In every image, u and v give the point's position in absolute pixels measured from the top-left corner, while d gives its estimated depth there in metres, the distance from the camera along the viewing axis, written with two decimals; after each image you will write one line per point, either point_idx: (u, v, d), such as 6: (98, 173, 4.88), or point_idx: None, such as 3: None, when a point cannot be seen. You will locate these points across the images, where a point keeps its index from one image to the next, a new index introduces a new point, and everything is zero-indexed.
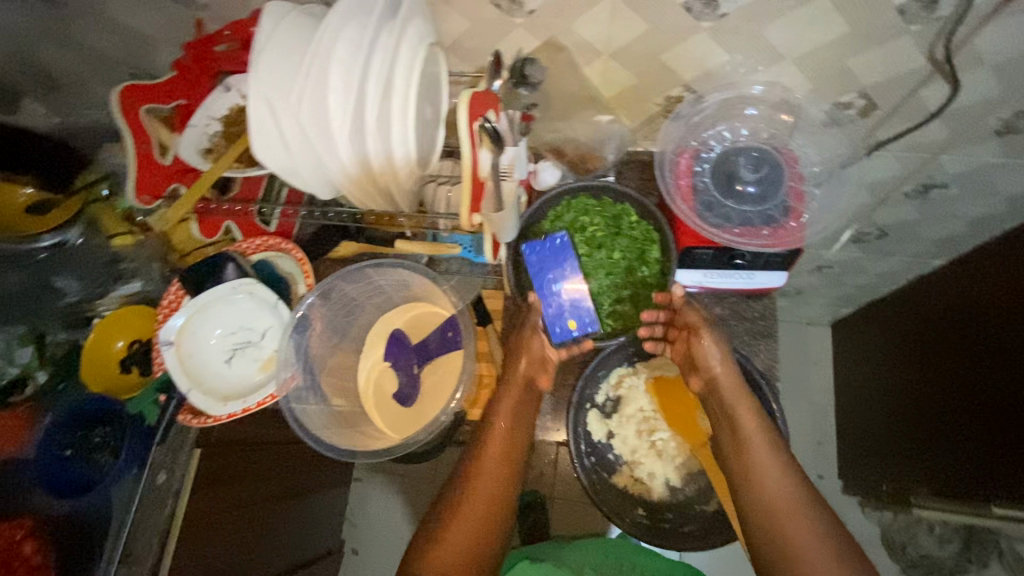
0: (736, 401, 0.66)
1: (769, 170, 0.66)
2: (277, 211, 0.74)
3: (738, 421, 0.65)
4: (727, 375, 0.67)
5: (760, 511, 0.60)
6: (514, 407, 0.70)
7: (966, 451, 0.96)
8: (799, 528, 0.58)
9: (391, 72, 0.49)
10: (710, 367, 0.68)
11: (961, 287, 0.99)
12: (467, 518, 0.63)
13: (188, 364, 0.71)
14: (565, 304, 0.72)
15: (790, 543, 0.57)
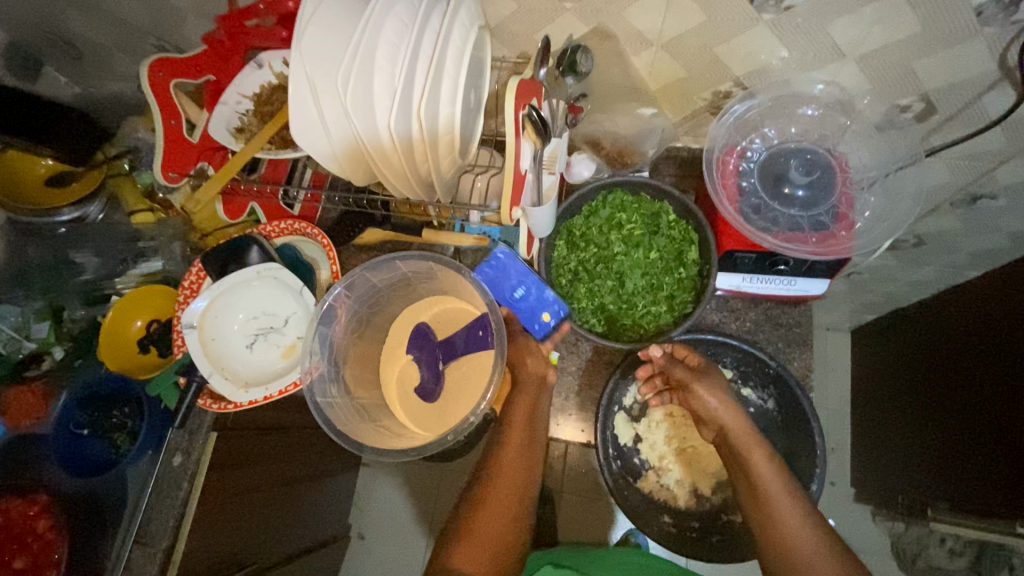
0: (748, 446, 0.65)
1: (821, 174, 0.64)
2: (302, 193, 0.72)
3: (752, 468, 0.64)
4: (733, 420, 0.67)
5: (778, 555, 0.60)
6: (528, 413, 0.70)
7: (987, 468, 0.94)
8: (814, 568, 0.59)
9: (441, 56, 0.47)
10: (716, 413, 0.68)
11: (992, 302, 0.96)
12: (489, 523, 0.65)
13: (211, 348, 0.69)
14: (534, 301, 0.71)
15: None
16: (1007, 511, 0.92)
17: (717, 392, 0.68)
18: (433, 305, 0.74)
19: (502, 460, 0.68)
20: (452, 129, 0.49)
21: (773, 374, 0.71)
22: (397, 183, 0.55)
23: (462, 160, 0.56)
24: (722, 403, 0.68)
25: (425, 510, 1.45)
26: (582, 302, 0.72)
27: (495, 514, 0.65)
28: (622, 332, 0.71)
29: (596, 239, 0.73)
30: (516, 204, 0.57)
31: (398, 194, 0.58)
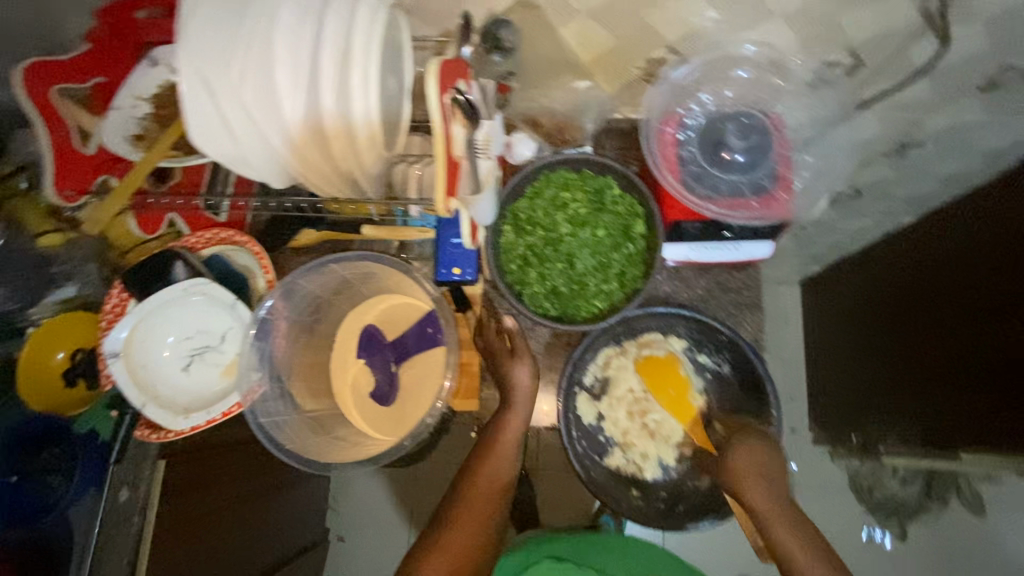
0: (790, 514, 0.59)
1: (758, 138, 0.64)
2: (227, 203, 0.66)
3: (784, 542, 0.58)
4: (776, 484, 0.60)
5: None
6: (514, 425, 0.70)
7: (929, 401, 1.00)
8: None
9: (347, 40, 0.42)
10: (760, 472, 0.61)
11: (929, 243, 0.99)
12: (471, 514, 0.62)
13: (141, 375, 0.64)
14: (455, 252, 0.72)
15: None
16: (957, 438, 0.97)
17: (759, 449, 0.63)
18: (376, 305, 0.70)
19: (485, 448, 0.68)
20: (371, 123, 0.44)
21: (724, 339, 0.72)
22: (320, 181, 0.51)
23: (389, 154, 0.53)
24: (758, 459, 0.62)
25: (403, 503, 1.44)
26: (534, 288, 0.70)
27: (473, 491, 0.64)
28: (577, 314, 0.70)
29: (542, 220, 0.71)
30: (451, 193, 0.53)
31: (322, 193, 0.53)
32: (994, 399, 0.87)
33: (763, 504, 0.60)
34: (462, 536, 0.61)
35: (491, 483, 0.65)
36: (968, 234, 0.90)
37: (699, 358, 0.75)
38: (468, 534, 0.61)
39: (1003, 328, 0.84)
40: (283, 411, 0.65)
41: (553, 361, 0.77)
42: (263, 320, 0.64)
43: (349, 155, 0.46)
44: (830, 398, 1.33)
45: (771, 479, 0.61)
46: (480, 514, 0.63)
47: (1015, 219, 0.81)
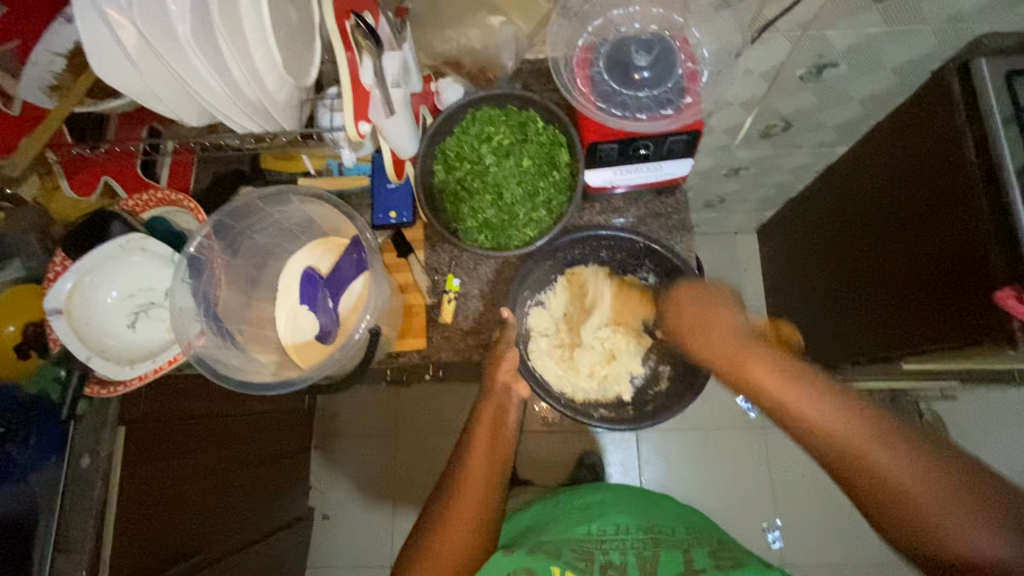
0: (804, 396, 0.60)
1: (661, 53, 0.67)
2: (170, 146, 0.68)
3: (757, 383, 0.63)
4: (783, 383, 0.62)
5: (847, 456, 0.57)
6: (493, 419, 0.75)
7: (874, 314, 1.03)
8: (893, 464, 0.55)
9: None
10: (766, 378, 0.63)
11: (872, 161, 1.02)
12: (474, 492, 0.70)
13: (86, 331, 0.66)
14: (389, 195, 0.76)
15: (885, 477, 0.55)
16: (888, 350, 1.01)
17: (762, 357, 0.64)
18: (314, 249, 0.71)
19: (479, 437, 0.74)
20: (265, 40, 0.48)
21: (646, 251, 0.76)
22: (230, 113, 0.53)
23: (298, 85, 0.55)
24: (760, 360, 0.64)
25: (386, 475, 1.46)
26: (467, 221, 0.73)
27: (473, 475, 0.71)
28: (510, 243, 0.73)
29: (469, 155, 0.73)
30: (362, 118, 0.56)
31: (235, 129, 0.56)
32: (920, 306, 0.91)
33: (783, 400, 0.61)
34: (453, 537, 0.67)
35: (477, 482, 0.70)
36: (906, 147, 0.92)
37: (631, 278, 0.80)
38: (461, 532, 0.67)
39: (928, 235, 0.88)
40: (223, 350, 0.67)
41: (495, 297, 0.79)
42: (193, 257, 0.66)
43: (251, 78, 0.49)
44: (795, 335, 1.36)
45: (781, 383, 0.62)
46: (467, 517, 0.68)
47: (942, 127, 0.84)
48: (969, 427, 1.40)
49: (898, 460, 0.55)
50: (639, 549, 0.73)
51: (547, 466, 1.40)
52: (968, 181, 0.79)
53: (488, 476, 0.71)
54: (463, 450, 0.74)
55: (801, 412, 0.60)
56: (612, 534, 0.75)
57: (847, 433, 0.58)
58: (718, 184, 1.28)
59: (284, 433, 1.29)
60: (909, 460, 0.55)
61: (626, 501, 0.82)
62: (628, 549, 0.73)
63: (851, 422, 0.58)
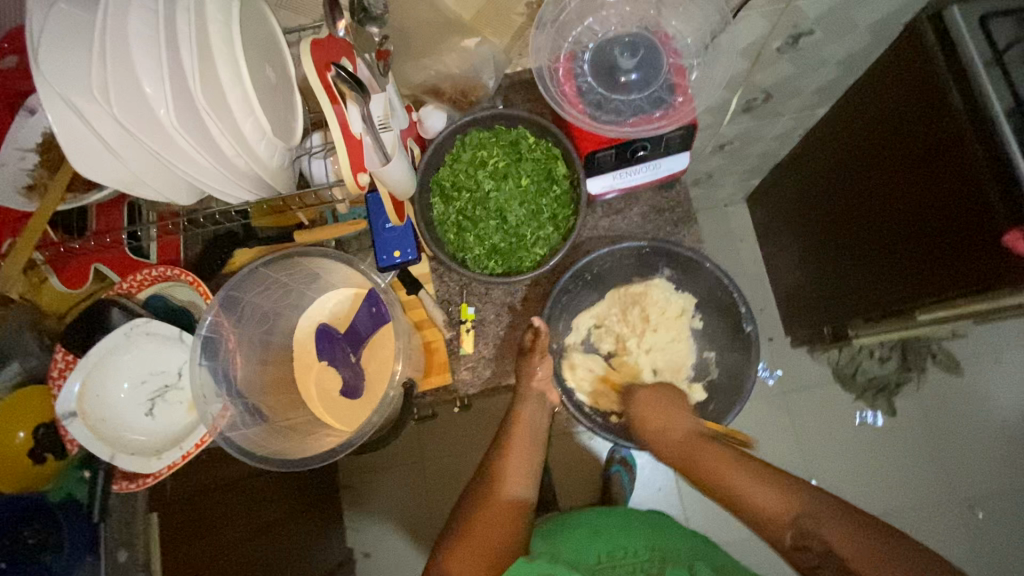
0: (737, 478, 0.67)
1: (646, 52, 0.66)
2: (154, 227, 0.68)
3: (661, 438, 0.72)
4: (718, 468, 0.68)
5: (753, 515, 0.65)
6: (526, 442, 0.75)
7: (884, 271, 1.02)
8: (759, 487, 0.66)
9: (202, 33, 0.41)
10: (681, 448, 0.71)
11: (856, 119, 1.02)
12: (497, 516, 0.68)
13: (103, 429, 0.64)
14: (394, 234, 0.70)
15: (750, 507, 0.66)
16: (905, 304, 1.00)
17: (677, 435, 0.72)
18: (328, 303, 0.70)
19: (505, 454, 0.74)
20: (252, 109, 0.44)
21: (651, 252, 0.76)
22: (223, 186, 0.50)
23: (287, 145, 0.52)
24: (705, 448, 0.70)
25: (420, 503, 1.45)
26: (475, 250, 0.71)
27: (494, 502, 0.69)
28: (522, 264, 0.71)
29: (467, 183, 0.72)
30: (358, 169, 0.54)
31: (230, 201, 0.53)
32: (933, 257, 0.90)
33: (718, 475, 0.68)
34: (491, 533, 0.66)
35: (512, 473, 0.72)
36: (888, 102, 0.93)
37: (648, 282, 0.79)
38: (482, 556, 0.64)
39: (927, 185, 0.88)
40: (249, 423, 0.65)
41: (512, 319, 0.78)
42: (205, 338, 0.62)
43: (239, 150, 0.46)
44: (801, 299, 1.36)
45: (715, 470, 0.68)
46: (500, 514, 0.68)
47: (923, 78, 0.85)
48: (980, 360, 1.42)
49: (817, 521, 0.61)
50: (648, 569, 0.69)
51: (580, 468, 1.39)
52: (958, 126, 0.80)
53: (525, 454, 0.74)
54: (486, 473, 0.73)
55: (731, 485, 0.67)
56: (621, 557, 0.72)
57: (788, 516, 0.63)
58: (705, 162, 1.27)
59: (311, 481, 1.26)
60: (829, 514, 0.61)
61: (635, 524, 0.78)
62: (637, 569, 0.70)
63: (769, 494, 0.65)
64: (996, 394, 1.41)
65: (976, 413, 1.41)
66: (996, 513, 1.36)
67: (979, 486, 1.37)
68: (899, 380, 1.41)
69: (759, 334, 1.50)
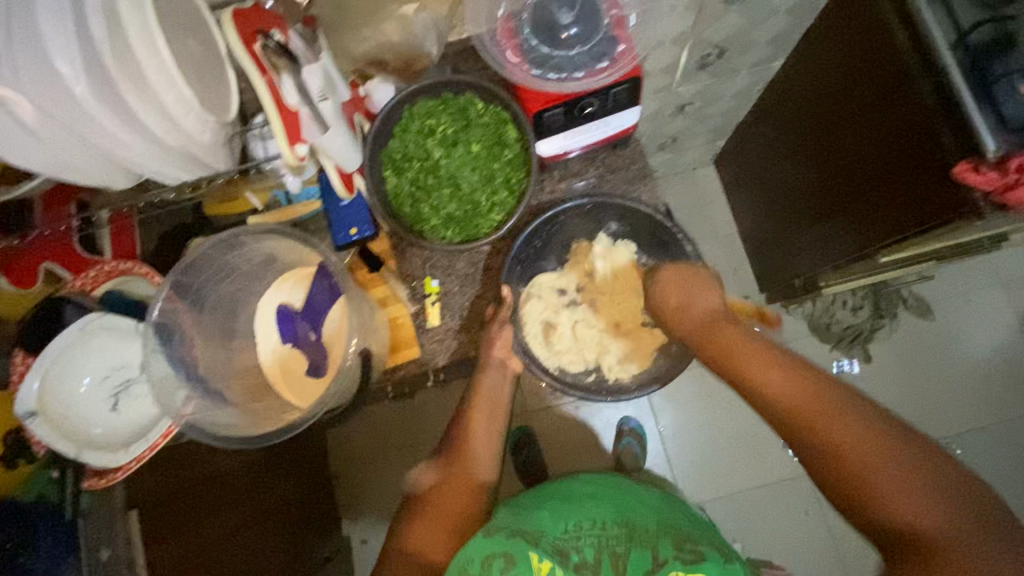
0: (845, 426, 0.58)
1: (584, 6, 0.65)
2: (105, 212, 0.67)
3: (734, 355, 0.67)
4: (806, 398, 0.61)
5: (848, 464, 0.56)
6: (487, 416, 0.76)
7: (848, 217, 1.03)
8: (879, 453, 0.55)
9: (114, 5, 0.40)
10: (776, 399, 0.62)
11: (811, 67, 1.02)
12: (458, 491, 0.71)
13: (68, 427, 0.63)
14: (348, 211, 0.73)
15: (858, 487, 0.56)
16: (869, 248, 1.01)
17: (767, 363, 0.64)
18: (285, 282, 0.68)
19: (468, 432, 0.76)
20: (174, 82, 0.43)
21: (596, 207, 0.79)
22: (155, 167, 0.49)
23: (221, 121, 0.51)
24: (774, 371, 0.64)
25: None
26: (430, 219, 0.71)
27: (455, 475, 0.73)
28: (479, 231, 0.71)
29: (417, 153, 0.71)
30: (295, 141, 0.54)
31: (166, 181, 0.52)
32: (892, 198, 0.91)
33: (849, 455, 0.56)
34: (449, 511, 0.70)
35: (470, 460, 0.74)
36: (840, 47, 0.93)
37: (596, 239, 0.81)
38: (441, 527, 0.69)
39: (878, 128, 0.89)
40: (213, 411, 0.64)
41: (477, 290, 0.78)
42: (158, 324, 0.62)
43: (166, 127, 0.45)
44: (773, 256, 1.37)
45: (804, 397, 0.61)
46: (460, 494, 0.72)
47: (869, 20, 0.85)
48: (950, 301, 1.45)
49: (911, 495, 0.53)
50: (613, 545, 0.69)
51: (569, 437, 1.41)
52: (904, 65, 0.80)
53: (488, 435, 0.76)
54: (452, 444, 0.76)
55: (828, 427, 0.58)
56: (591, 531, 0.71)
57: (880, 478, 0.55)
58: (668, 125, 1.27)
59: (302, 472, 1.26)
60: (937, 495, 0.53)
61: (598, 492, 0.79)
62: (604, 546, 0.69)
63: (870, 448, 0.56)
64: (968, 334, 1.44)
65: (950, 353, 1.44)
66: (974, 449, 1.40)
67: (956, 424, 1.41)
68: (873, 327, 1.44)
69: (735, 293, 1.51)
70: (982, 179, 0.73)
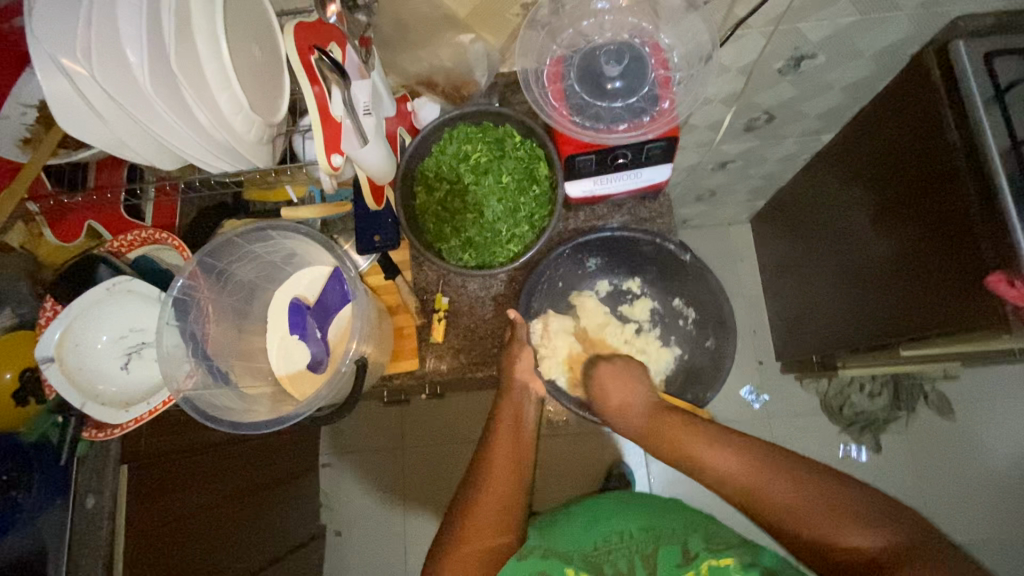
0: (794, 501, 0.59)
1: (631, 61, 0.67)
2: (155, 185, 0.70)
3: (685, 444, 0.66)
4: (747, 474, 0.62)
5: (780, 513, 0.59)
6: (509, 433, 0.73)
7: (879, 301, 1.00)
8: (840, 526, 0.56)
9: (183, 6, 0.44)
10: (731, 474, 0.63)
11: (862, 145, 1.00)
12: (492, 508, 0.68)
13: (79, 377, 0.67)
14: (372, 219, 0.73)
15: (819, 533, 0.57)
16: (896, 338, 0.97)
17: (714, 447, 0.64)
18: (302, 279, 0.72)
19: (500, 441, 0.72)
20: (229, 84, 0.47)
21: (591, 245, 0.78)
22: (201, 156, 0.53)
23: (268, 122, 0.54)
24: (738, 455, 0.63)
25: (395, 487, 1.47)
26: (450, 240, 0.73)
27: (490, 485, 0.69)
28: (495, 260, 0.73)
29: (448, 175, 0.73)
30: (333, 150, 0.56)
31: (209, 170, 0.56)
32: (926, 292, 0.87)
33: (766, 499, 0.60)
34: (477, 539, 0.66)
35: (490, 500, 0.68)
36: (893, 130, 0.91)
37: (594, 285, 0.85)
38: (480, 542, 0.66)
39: (920, 220, 0.86)
40: (213, 389, 0.67)
41: (484, 313, 0.79)
42: (177, 297, 0.66)
43: (216, 122, 0.49)
44: (796, 325, 1.34)
45: (746, 474, 0.62)
46: (489, 518, 0.67)
47: (925, 108, 0.83)
48: (974, 404, 1.40)
49: (849, 525, 0.56)
50: (646, 547, 0.70)
51: (557, 471, 1.41)
52: (953, 163, 0.78)
53: (512, 476, 0.70)
54: (481, 451, 0.73)
55: (765, 493, 0.61)
56: (616, 543, 0.71)
57: (839, 534, 0.56)
58: (707, 179, 1.27)
59: (291, 452, 1.28)
60: (873, 519, 0.56)
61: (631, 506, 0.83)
62: (637, 551, 0.70)
63: (802, 495, 0.59)
64: (988, 442, 1.38)
65: (965, 457, 1.38)
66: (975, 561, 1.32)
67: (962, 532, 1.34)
68: (888, 417, 1.39)
69: (750, 357, 1.48)
70: (1013, 293, 0.71)
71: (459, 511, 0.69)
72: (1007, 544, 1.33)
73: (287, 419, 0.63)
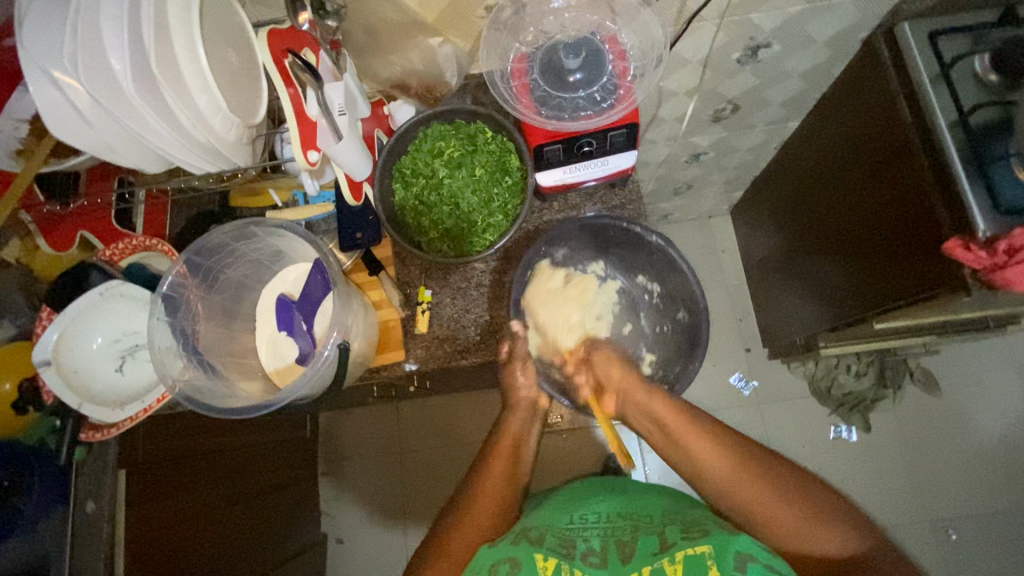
0: (716, 464, 0.66)
1: (589, 54, 0.71)
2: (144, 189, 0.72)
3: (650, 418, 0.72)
4: (721, 463, 0.65)
5: (700, 470, 0.67)
6: (514, 436, 0.78)
7: (849, 276, 1.03)
8: (751, 486, 0.63)
9: (161, 15, 0.47)
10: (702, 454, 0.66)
11: (825, 128, 1.04)
12: (491, 496, 0.73)
13: (75, 379, 0.69)
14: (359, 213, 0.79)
15: (736, 499, 0.64)
16: (867, 310, 1.00)
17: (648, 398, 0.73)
18: (287, 276, 0.75)
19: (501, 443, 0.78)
20: (207, 87, 0.51)
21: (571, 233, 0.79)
22: (183, 155, 0.56)
23: (247, 124, 0.58)
24: (725, 454, 0.66)
25: (394, 491, 1.49)
26: (428, 232, 0.76)
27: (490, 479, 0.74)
28: (472, 249, 0.76)
29: (424, 170, 0.76)
30: (309, 147, 0.59)
31: (192, 170, 0.59)
32: (890, 263, 0.91)
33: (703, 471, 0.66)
34: (477, 523, 0.70)
35: (493, 492, 0.73)
36: (851, 112, 0.95)
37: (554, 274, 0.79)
38: (479, 527, 0.70)
39: (881, 194, 0.89)
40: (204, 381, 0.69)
41: (466, 303, 0.82)
42: (166, 296, 0.69)
43: (196, 122, 0.52)
44: (779, 310, 1.37)
45: (728, 468, 0.65)
46: (490, 504, 0.72)
47: (877, 90, 0.87)
48: (958, 379, 1.42)
49: (769, 496, 0.62)
50: (618, 535, 0.70)
51: (553, 467, 1.43)
52: (906, 139, 0.82)
53: (512, 475, 0.75)
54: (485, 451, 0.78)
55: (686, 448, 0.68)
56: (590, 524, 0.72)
57: (752, 498, 0.63)
58: (683, 172, 1.31)
59: (290, 459, 1.30)
60: (787, 494, 0.62)
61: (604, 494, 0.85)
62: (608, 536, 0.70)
63: (724, 459, 0.65)
64: (975, 416, 1.40)
65: (954, 433, 1.40)
66: (970, 536, 1.34)
67: (955, 506, 1.36)
68: (875, 397, 1.41)
69: (737, 344, 1.51)
70: (971, 257, 0.73)
71: (461, 499, 0.73)
72: (1001, 516, 1.34)
73: (270, 405, 0.66)
